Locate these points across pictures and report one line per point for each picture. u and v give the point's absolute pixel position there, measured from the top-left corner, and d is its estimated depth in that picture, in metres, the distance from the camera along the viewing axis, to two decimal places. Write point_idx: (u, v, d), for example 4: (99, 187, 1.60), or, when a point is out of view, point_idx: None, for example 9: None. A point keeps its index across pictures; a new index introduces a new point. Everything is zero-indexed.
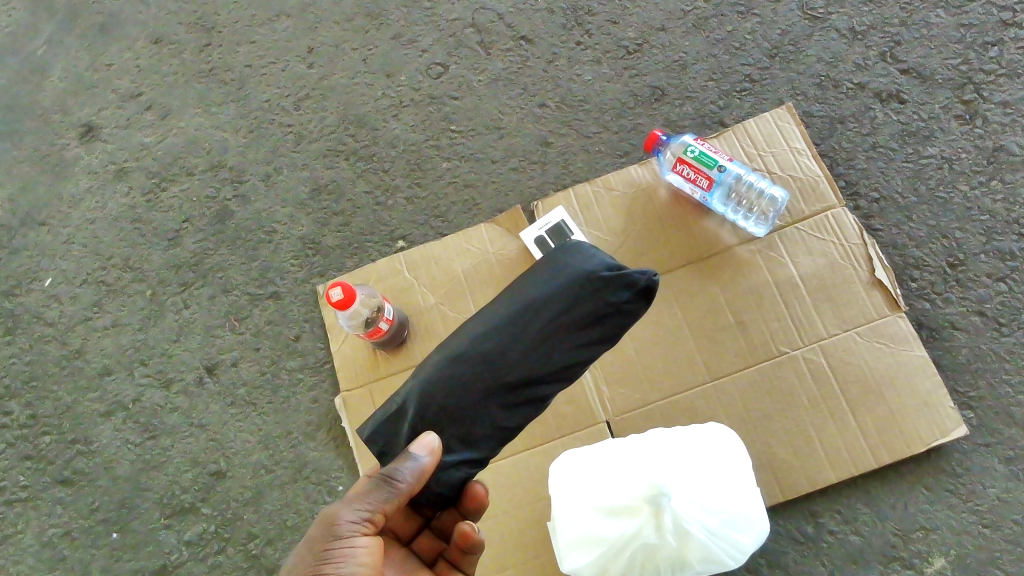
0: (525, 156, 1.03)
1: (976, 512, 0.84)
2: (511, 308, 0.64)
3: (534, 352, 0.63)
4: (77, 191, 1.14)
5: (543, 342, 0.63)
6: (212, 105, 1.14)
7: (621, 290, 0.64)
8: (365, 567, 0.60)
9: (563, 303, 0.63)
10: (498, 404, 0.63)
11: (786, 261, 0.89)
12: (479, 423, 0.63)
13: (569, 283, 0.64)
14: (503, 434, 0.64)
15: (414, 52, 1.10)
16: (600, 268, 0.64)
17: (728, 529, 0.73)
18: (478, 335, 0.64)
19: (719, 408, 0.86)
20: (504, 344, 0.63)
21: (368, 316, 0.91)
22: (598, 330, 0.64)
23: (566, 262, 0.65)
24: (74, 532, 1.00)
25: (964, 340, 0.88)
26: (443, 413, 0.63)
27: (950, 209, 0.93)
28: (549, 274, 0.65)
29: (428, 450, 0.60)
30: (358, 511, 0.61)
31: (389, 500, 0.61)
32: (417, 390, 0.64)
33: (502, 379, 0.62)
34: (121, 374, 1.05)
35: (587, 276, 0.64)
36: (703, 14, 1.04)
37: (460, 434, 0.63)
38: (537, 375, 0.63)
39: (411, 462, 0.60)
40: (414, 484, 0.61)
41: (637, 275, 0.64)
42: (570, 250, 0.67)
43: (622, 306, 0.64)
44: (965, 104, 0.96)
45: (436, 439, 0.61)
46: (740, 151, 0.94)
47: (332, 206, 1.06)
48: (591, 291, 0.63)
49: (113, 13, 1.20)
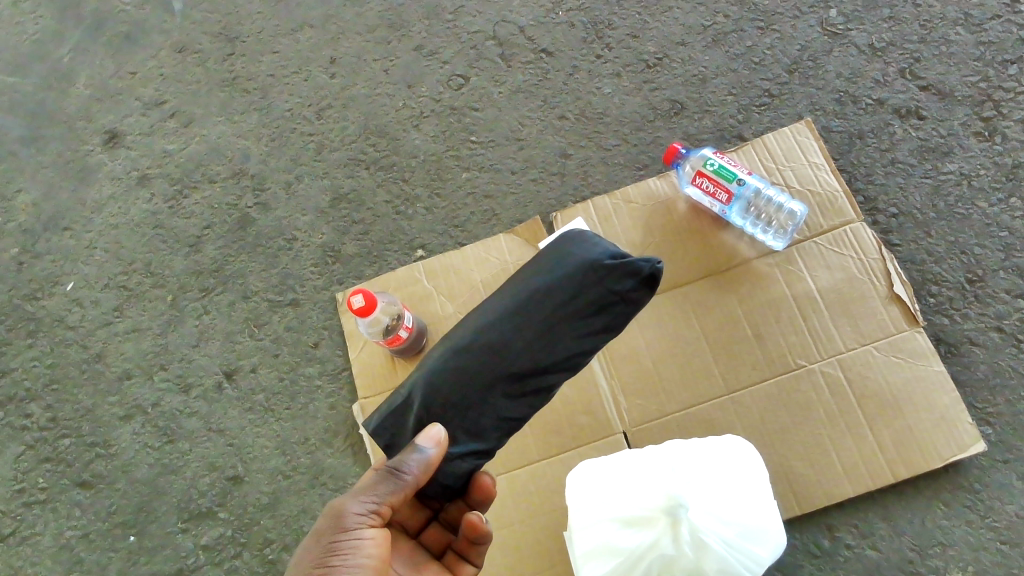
0: (544, 168, 1.04)
1: (993, 528, 0.83)
2: (525, 306, 0.64)
3: (539, 343, 0.64)
4: (100, 197, 1.15)
5: (548, 332, 0.64)
6: (236, 114, 1.15)
7: (626, 278, 0.65)
8: (373, 559, 0.61)
9: (568, 294, 0.64)
10: (503, 395, 0.64)
11: (803, 274, 0.90)
12: (484, 415, 0.64)
13: (575, 271, 0.65)
14: (509, 425, 0.65)
15: (436, 64, 1.12)
16: (604, 256, 0.65)
17: (746, 541, 0.72)
18: (493, 334, 0.64)
19: (737, 420, 0.86)
20: (509, 334, 0.64)
21: (388, 324, 0.92)
22: (601, 320, 0.65)
23: (572, 251, 0.66)
24: (91, 534, 1.01)
25: (983, 356, 0.89)
26: (450, 406, 0.64)
27: (969, 226, 0.93)
28: (554, 262, 0.66)
29: (434, 442, 0.61)
30: (365, 503, 0.62)
31: (395, 492, 0.62)
32: (423, 383, 0.65)
33: (511, 374, 0.63)
34: (140, 378, 1.06)
35: (592, 264, 0.65)
36: (723, 29, 1.05)
37: (468, 426, 0.64)
38: (543, 365, 0.64)
39: (417, 454, 0.61)
40: (420, 476, 0.61)
41: (641, 263, 0.65)
42: (574, 238, 0.68)
43: (626, 294, 0.65)
44: (984, 121, 0.97)
45: (441, 431, 0.62)
46: (758, 164, 0.95)
47: (352, 214, 1.07)
48: (594, 279, 0.64)
49: (139, 22, 1.22)
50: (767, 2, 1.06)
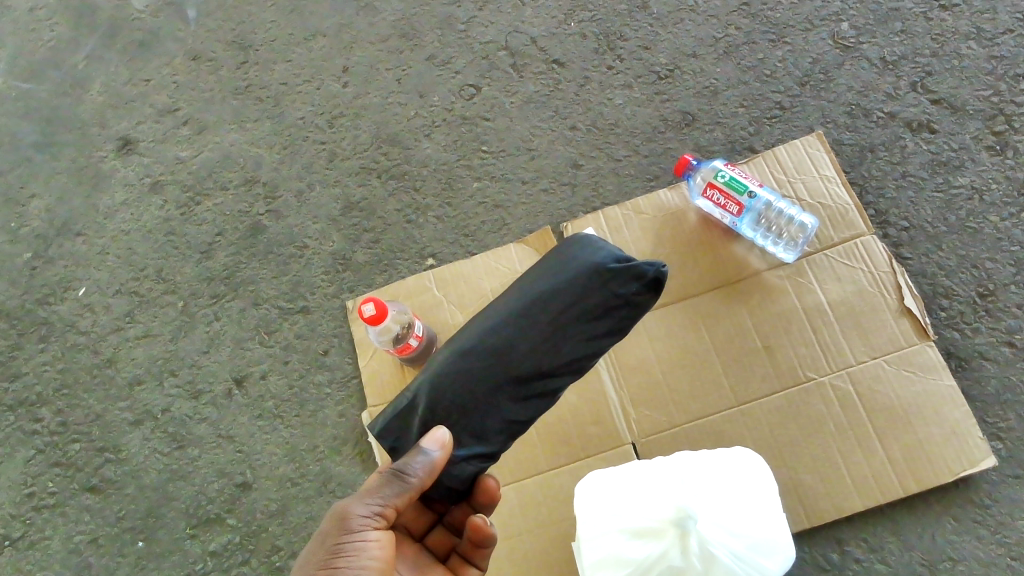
0: (555, 178, 1.04)
1: (1004, 544, 0.83)
2: (528, 308, 0.65)
3: (544, 346, 0.64)
4: (113, 203, 1.16)
5: (553, 335, 0.64)
6: (248, 121, 1.16)
7: (629, 281, 0.66)
8: (377, 561, 0.61)
9: (573, 298, 0.65)
10: (508, 398, 0.64)
11: (814, 286, 0.90)
12: (489, 417, 0.64)
13: (580, 275, 0.65)
14: (513, 428, 0.65)
15: (447, 73, 1.12)
16: (608, 260, 0.66)
17: (755, 554, 0.72)
18: (496, 336, 0.64)
19: (746, 432, 0.86)
20: (514, 336, 0.64)
21: (397, 332, 0.91)
22: (605, 322, 0.65)
23: (575, 255, 0.67)
24: (100, 539, 1.02)
25: (993, 370, 0.88)
26: (454, 408, 0.64)
27: (980, 240, 0.93)
28: (560, 267, 0.66)
29: (439, 444, 0.62)
30: (370, 505, 0.62)
31: (400, 494, 0.62)
32: (428, 385, 0.65)
33: (516, 377, 0.64)
34: (150, 384, 1.06)
35: (597, 268, 0.66)
36: (734, 41, 1.06)
37: (472, 429, 0.64)
38: (548, 368, 0.64)
39: (422, 457, 0.61)
40: (425, 478, 0.61)
41: (646, 267, 0.66)
42: (578, 242, 0.68)
43: (632, 298, 0.66)
44: (996, 135, 0.97)
45: (446, 433, 0.62)
46: (769, 177, 0.95)
47: (363, 222, 1.07)
48: (599, 283, 0.65)
49: (153, 30, 1.23)
50: (779, 14, 1.06)
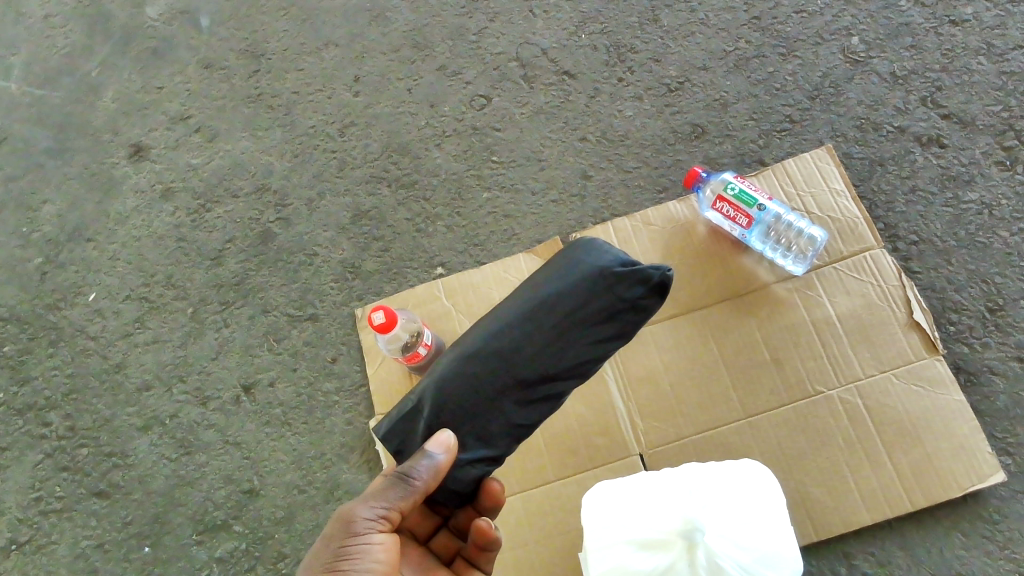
0: (565, 189, 1.05)
1: (1013, 560, 0.83)
2: (532, 311, 0.65)
3: (548, 350, 0.64)
4: (124, 209, 1.17)
5: (557, 340, 0.64)
6: (260, 130, 1.17)
7: (634, 285, 0.66)
8: (382, 563, 0.61)
9: (578, 303, 0.65)
10: (514, 402, 0.64)
11: (823, 299, 0.90)
12: (494, 421, 0.64)
13: (586, 279, 0.65)
14: (518, 431, 0.65)
15: (459, 83, 1.13)
16: (614, 263, 0.66)
17: (763, 568, 0.71)
18: (500, 338, 0.64)
19: (753, 443, 0.86)
20: (519, 340, 0.64)
21: (407, 340, 0.93)
22: (611, 327, 0.66)
23: (581, 258, 0.67)
24: (107, 544, 1.02)
25: (1003, 385, 0.88)
26: (459, 411, 0.64)
27: (990, 255, 0.93)
28: (566, 270, 0.66)
29: (444, 447, 0.61)
30: (375, 508, 0.62)
31: (404, 498, 0.62)
32: (433, 388, 0.65)
33: (520, 380, 0.64)
34: (159, 390, 1.07)
35: (602, 273, 0.66)
36: (745, 54, 1.06)
37: (478, 432, 0.64)
38: (553, 372, 0.64)
39: (427, 460, 0.61)
40: (430, 481, 0.61)
41: (651, 271, 0.66)
42: (584, 246, 0.69)
43: (637, 302, 0.66)
44: (1006, 150, 0.97)
45: (451, 436, 0.62)
46: (779, 189, 0.95)
47: (372, 231, 1.08)
48: (604, 287, 0.65)
49: (167, 38, 1.24)
50: (788, 28, 1.07)
